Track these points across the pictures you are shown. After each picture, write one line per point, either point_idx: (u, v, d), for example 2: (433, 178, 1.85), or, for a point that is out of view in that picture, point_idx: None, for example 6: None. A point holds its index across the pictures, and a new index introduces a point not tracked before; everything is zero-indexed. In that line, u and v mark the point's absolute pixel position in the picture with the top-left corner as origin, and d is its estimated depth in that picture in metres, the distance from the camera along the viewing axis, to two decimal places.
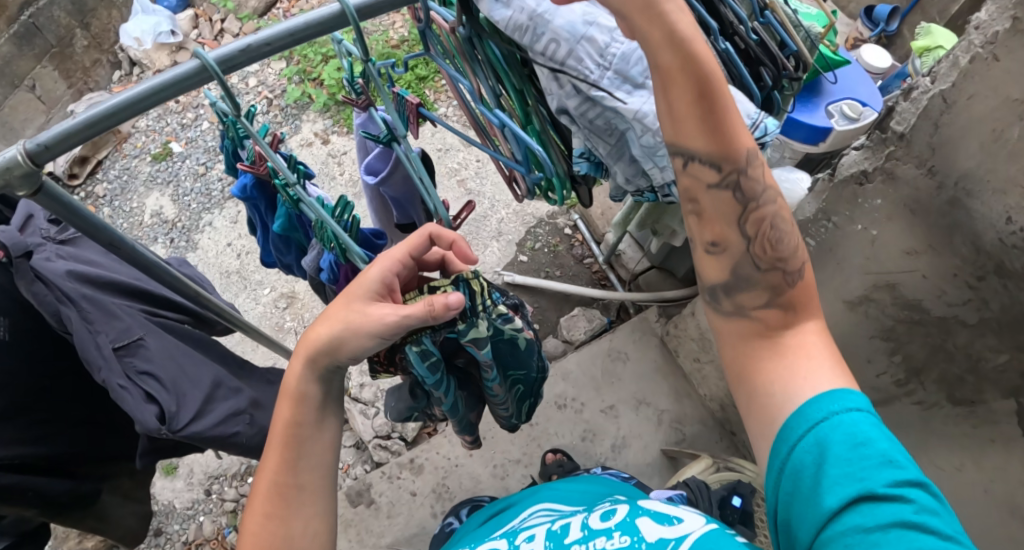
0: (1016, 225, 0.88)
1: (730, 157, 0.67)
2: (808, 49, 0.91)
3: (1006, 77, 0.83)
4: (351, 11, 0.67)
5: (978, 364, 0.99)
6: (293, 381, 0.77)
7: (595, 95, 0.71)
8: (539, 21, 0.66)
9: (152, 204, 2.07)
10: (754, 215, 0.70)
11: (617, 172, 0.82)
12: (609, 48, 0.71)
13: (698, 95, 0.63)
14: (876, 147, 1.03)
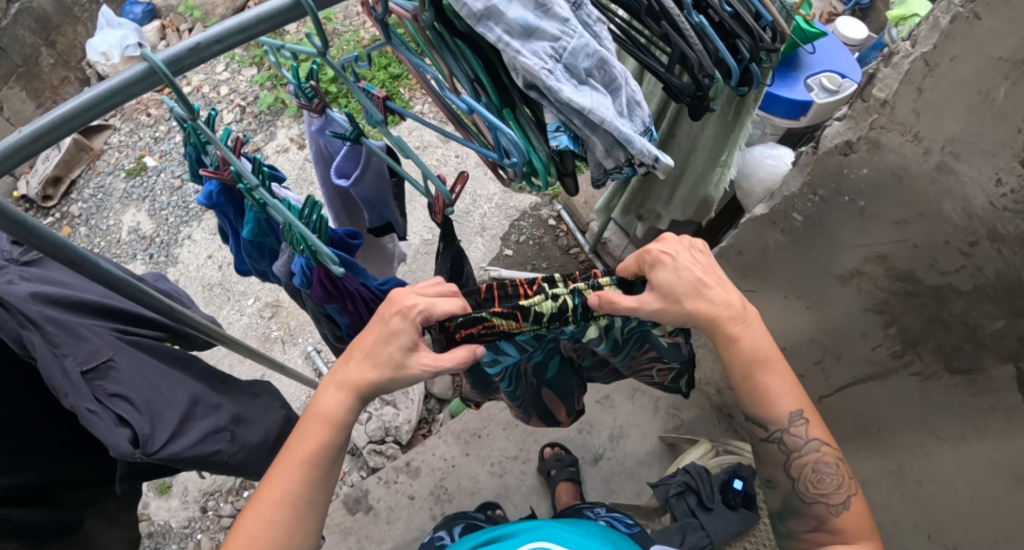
0: (1006, 187, 0.85)
1: (776, 421, 0.86)
2: (783, 17, 0.89)
3: (990, 37, 0.80)
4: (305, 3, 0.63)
5: (975, 332, 0.96)
6: (334, 403, 0.72)
7: (549, 88, 0.63)
8: (494, 12, 0.62)
9: (129, 220, 2.04)
10: (798, 462, 0.89)
11: (596, 143, 0.68)
12: (561, 41, 0.65)
13: (745, 376, 0.83)
14: (858, 116, 0.99)
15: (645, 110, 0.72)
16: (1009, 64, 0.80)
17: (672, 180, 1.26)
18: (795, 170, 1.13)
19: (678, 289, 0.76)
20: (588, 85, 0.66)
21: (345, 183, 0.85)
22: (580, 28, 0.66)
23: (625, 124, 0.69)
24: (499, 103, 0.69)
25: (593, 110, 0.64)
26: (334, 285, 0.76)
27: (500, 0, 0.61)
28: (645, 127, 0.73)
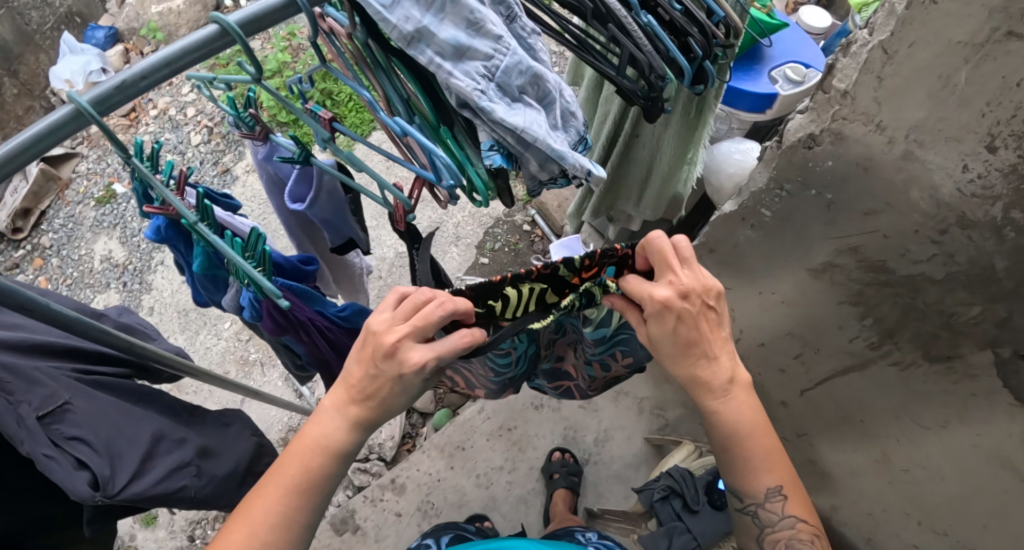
0: (972, 173, 0.84)
1: (751, 494, 0.89)
2: (736, 13, 0.86)
3: (948, 20, 0.77)
4: (232, 28, 0.59)
5: (951, 319, 0.95)
6: (327, 433, 0.75)
7: (482, 108, 0.63)
8: (425, 33, 0.60)
9: (101, 249, 2.01)
10: (770, 537, 0.90)
11: (529, 159, 0.68)
12: (494, 60, 0.64)
13: (724, 448, 0.88)
14: (820, 109, 0.95)
15: (580, 121, 0.74)
16: (968, 47, 0.77)
17: (641, 182, 1.25)
18: (760, 165, 1.08)
19: (667, 340, 0.80)
20: (520, 103, 0.66)
21: (300, 208, 0.80)
22: (514, 44, 0.65)
23: (556, 138, 0.70)
24: (435, 121, 0.68)
25: (526, 129, 0.64)
26: (283, 317, 0.74)
27: (431, 22, 0.61)
28: (579, 137, 0.75)
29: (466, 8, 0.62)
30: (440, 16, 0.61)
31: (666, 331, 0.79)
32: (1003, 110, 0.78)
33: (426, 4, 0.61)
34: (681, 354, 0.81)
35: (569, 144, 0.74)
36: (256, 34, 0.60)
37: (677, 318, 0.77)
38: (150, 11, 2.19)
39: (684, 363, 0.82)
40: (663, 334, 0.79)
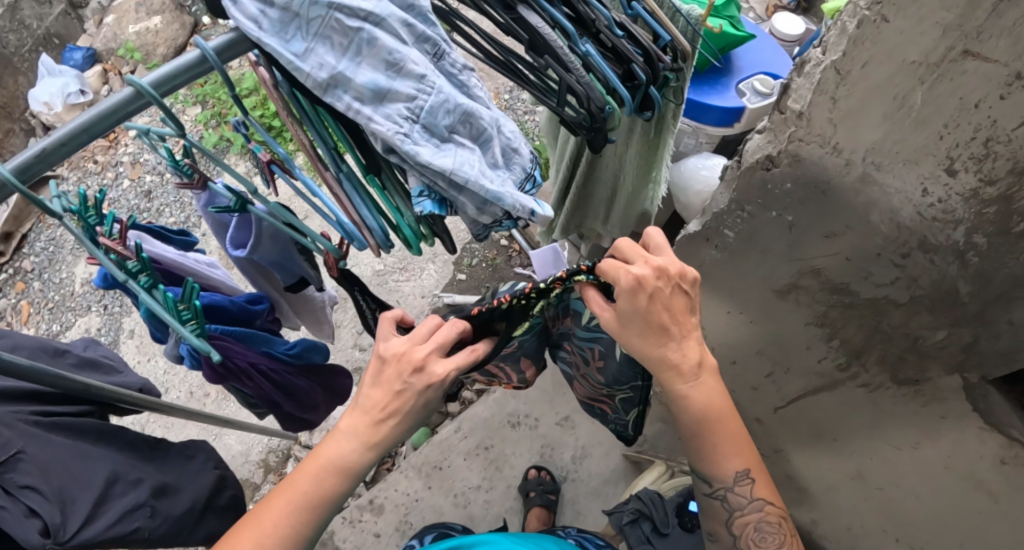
0: (932, 197, 0.80)
1: (720, 479, 0.88)
2: (682, 35, 0.83)
3: (900, 39, 0.73)
4: (147, 90, 0.56)
5: (918, 343, 0.91)
6: (344, 452, 0.75)
7: (405, 152, 0.60)
8: (341, 79, 0.59)
9: (82, 271, 2.03)
10: (740, 520, 0.89)
11: (465, 203, 0.64)
12: (418, 100, 0.61)
13: (694, 432, 0.86)
14: (777, 128, 0.91)
15: (524, 157, 0.70)
16: (923, 67, 0.73)
17: (607, 200, 1.24)
18: (721, 186, 1.04)
19: (635, 322, 0.80)
20: (451, 143, 0.63)
21: (242, 253, 0.79)
22: (440, 81, 0.62)
23: (495, 177, 0.67)
24: (364, 166, 0.67)
25: (455, 170, 0.61)
26: (224, 365, 0.73)
27: (347, 67, 0.59)
28: (526, 174, 0.71)
29: (383, 50, 0.59)
30: (357, 60, 0.59)
31: (640, 309, 0.79)
32: (961, 132, 0.73)
33: (341, 50, 0.58)
34: (657, 336, 0.81)
35: (514, 182, 0.70)
36: (174, 93, 0.58)
37: (647, 297, 0.78)
38: (128, 32, 2.20)
39: (659, 345, 0.81)
40: (634, 313, 0.79)
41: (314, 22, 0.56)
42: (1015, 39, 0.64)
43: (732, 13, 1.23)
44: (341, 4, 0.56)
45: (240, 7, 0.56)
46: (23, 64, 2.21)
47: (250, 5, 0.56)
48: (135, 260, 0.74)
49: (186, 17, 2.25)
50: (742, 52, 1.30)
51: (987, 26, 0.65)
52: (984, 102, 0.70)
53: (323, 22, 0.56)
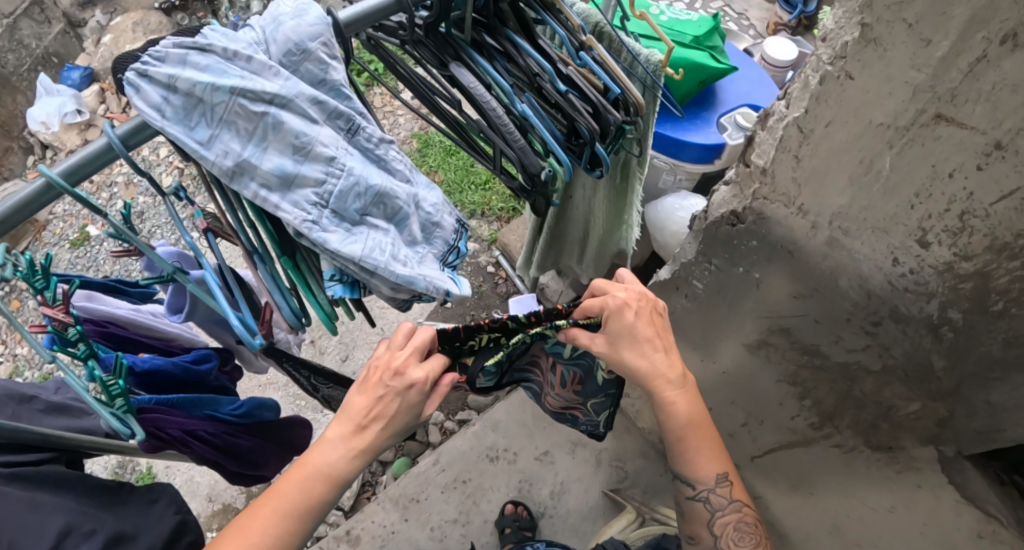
0: (903, 267, 0.75)
1: (701, 480, 0.84)
2: (634, 88, 0.78)
3: (866, 98, 0.67)
4: (58, 181, 0.55)
5: (889, 412, 0.87)
6: (332, 459, 0.67)
7: (314, 240, 0.58)
8: (247, 167, 0.57)
9: None
10: (720, 521, 0.85)
11: (377, 286, 0.62)
12: (327, 184, 0.59)
13: (678, 437, 0.83)
14: (742, 183, 0.87)
15: (445, 231, 0.69)
16: (891, 130, 0.67)
17: (581, 239, 1.22)
18: (689, 235, 1.01)
19: (619, 343, 0.78)
20: (363, 226, 0.61)
21: (179, 318, 0.78)
22: (351, 163, 0.60)
23: (411, 256, 0.65)
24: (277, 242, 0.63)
25: (364, 257, 0.59)
26: (156, 433, 0.73)
27: (252, 154, 0.57)
28: (449, 246, 0.70)
29: (290, 133, 0.57)
30: (262, 145, 0.57)
31: (629, 325, 0.78)
32: (933, 203, 0.68)
33: (246, 135, 0.57)
34: (647, 346, 0.79)
35: (436, 255, 0.69)
36: (86, 181, 0.57)
37: (634, 315, 0.78)
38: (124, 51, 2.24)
39: (644, 355, 0.79)
40: (624, 331, 0.78)
41: (218, 108, 0.55)
42: (993, 106, 0.58)
43: (714, 43, 1.17)
44: (245, 90, 0.55)
45: (142, 95, 0.54)
46: (21, 84, 2.26)
47: (152, 93, 0.54)
48: (75, 326, 0.72)
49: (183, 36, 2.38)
50: (726, 83, 1.26)
51: (962, 89, 0.59)
52: (959, 171, 0.64)
53: (226, 107, 0.55)
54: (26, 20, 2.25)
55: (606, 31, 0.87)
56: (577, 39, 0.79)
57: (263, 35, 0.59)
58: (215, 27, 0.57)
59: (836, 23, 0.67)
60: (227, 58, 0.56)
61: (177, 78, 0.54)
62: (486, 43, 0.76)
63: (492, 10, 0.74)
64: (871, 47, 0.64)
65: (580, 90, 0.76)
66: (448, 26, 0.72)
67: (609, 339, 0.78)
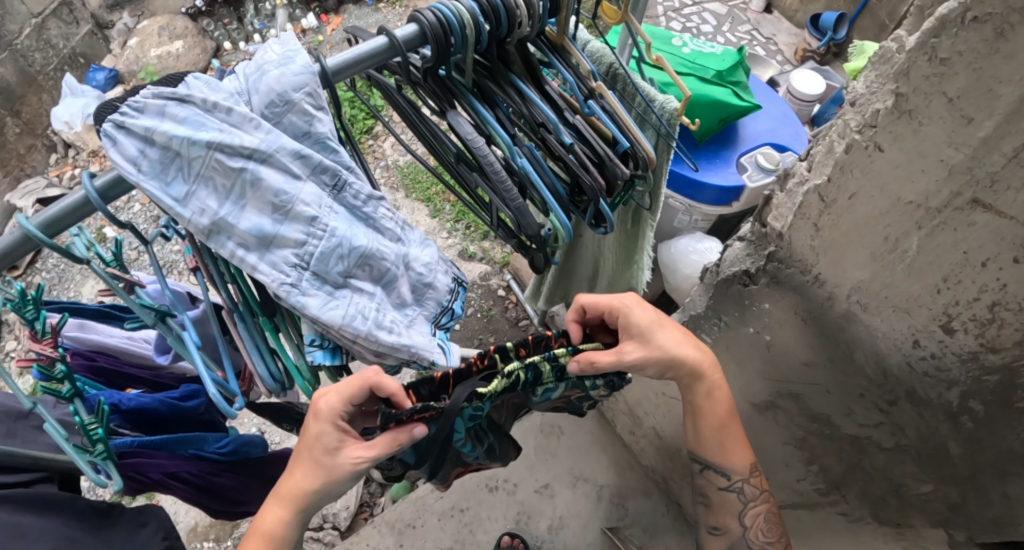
0: (924, 350, 0.74)
1: (735, 469, 0.82)
2: (645, 141, 0.74)
3: (896, 172, 0.63)
4: (35, 231, 0.54)
5: (901, 489, 0.85)
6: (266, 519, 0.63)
7: (291, 304, 0.61)
8: (223, 225, 0.58)
9: (89, 291, 2.06)
10: (750, 510, 0.84)
11: (359, 351, 0.66)
12: (307, 245, 0.61)
13: (720, 427, 0.81)
14: (757, 243, 0.84)
15: (438, 292, 0.73)
16: (922, 210, 0.63)
17: (590, 278, 1.18)
18: (699, 287, 0.97)
19: (647, 341, 0.74)
20: (345, 289, 0.64)
21: (167, 360, 0.83)
22: (331, 223, 0.62)
23: (399, 319, 0.69)
24: (258, 305, 0.68)
25: (346, 324, 0.63)
26: (135, 477, 0.75)
27: (229, 212, 0.58)
28: (443, 307, 0.74)
29: (268, 192, 0.59)
30: (240, 203, 0.58)
31: (648, 320, 0.75)
32: (963, 289, 0.66)
33: (223, 192, 0.58)
34: (677, 335, 0.76)
35: (427, 316, 0.73)
36: (65, 232, 0.56)
37: (649, 309, 0.76)
38: (149, 56, 2.35)
39: (683, 343, 0.76)
40: (649, 323, 0.75)
41: (195, 163, 0.56)
42: None
43: (738, 79, 1.12)
44: (222, 144, 0.56)
45: (119, 147, 0.54)
46: (47, 83, 2.29)
47: (129, 146, 0.54)
48: (61, 363, 0.70)
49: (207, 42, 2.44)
50: (748, 121, 1.22)
51: (1004, 174, 0.56)
52: (993, 261, 0.61)
53: (203, 162, 0.56)
54: (54, 21, 2.28)
55: (620, 74, 0.83)
56: (586, 85, 0.75)
57: (246, 84, 0.60)
58: (198, 75, 0.58)
59: (867, 87, 0.62)
60: (207, 109, 0.57)
61: (154, 131, 0.54)
62: (490, 89, 0.72)
63: (495, 53, 0.71)
64: (904, 119, 0.60)
65: (586, 142, 0.73)
66: (448, 69, 0.69)
67: (639, 340, 0.74)
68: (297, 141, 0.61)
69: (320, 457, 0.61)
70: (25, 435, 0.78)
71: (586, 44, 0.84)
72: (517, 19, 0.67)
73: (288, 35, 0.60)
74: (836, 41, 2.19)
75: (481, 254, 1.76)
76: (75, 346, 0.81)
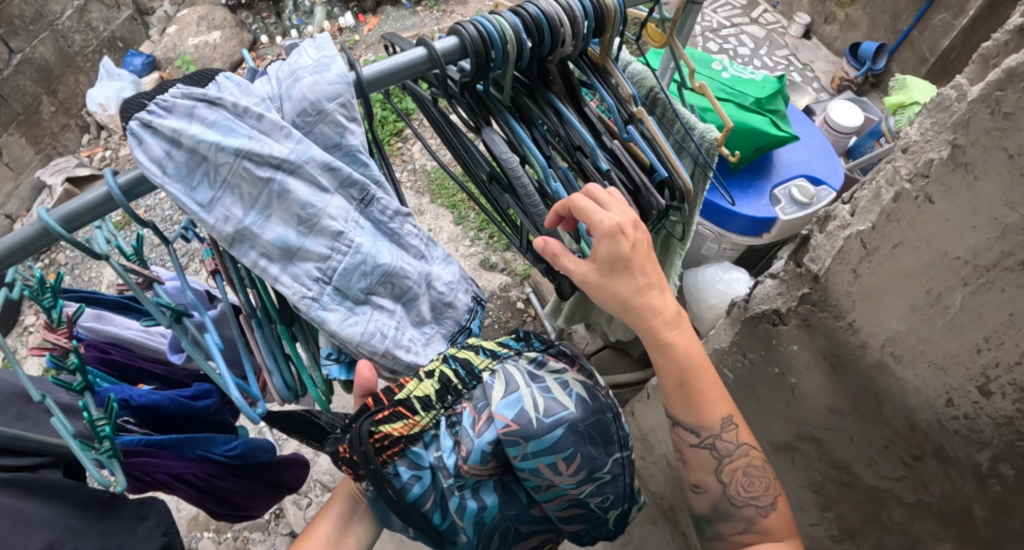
0: (957, 409, 0.71)
1: (707, 428, 0.71)
2: (683, 172, 0.73)
3: (945, 227, 0.63)
4: (54, 224, 0.53)
5: (918, 546, 0.82)
6: None
7: (312, 317, 0.60)
8: (246, 234, 0.57)
9: (111, 273, 2.07)
10: (728, 467, 0.74)
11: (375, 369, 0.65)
12: (331, 259, 0.61)
13: (683, 383, 0.69)
14: (790, 284, 0.83)
15: (457, 311, 0.72)
16: (968, 267, 0.63)
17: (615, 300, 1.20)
18: (725, 321, 0.98)
19: (613, 273, 0.63)
20: (366, 306, 0.63)
21: (179, 358, 0.79)
22: (356, 238, 0.61)
23: (416, 338, 0.68)
24: (278, 312, 0.67)
25: (363, 340, 0.62)
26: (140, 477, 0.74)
27: (254, 221, 0.57)
28: (460, 326, 0.73)
29: (295, 204, 0.58)
30: (266, 213, 0.58)
31: (615, 245, 0.61)
32: (1004, 351, 0.64)
33: (249, 201, 0.57)
34: (643, 275, 0.63)
35: (443, 334, 0.72)
36: (85, 227, 0.55)
37: (630, 246, 0.62)
38: (187, 44, 2.37)
39: (641, 288, 0.64)
40: (613, 250, 0.62)
41: (222, 169, 0.55)
42: None
43: (776, 108, 1.10)
44: (250, 152, 0.55)
45: (144, 147, 0.53)
46: (85, 64, 2.32)
47: (155, 146, 0.53)
48: (75, 354, 0.69)
49: (245, 34, 2.47)
50: (784, 151, 1.20)
51: None
52: None
53: (230, 168, 0.55)
54: (96, 4, 2.29)
55: (660, 98, 0.81)
56: (626, 110, 0.73)
57: (279, 90, 0.59)
58: (230, 76, 0.57)
59: (921, 135, 0.63)
60: (237, 114, 0.55)
61: (182, 133, 0.53)
62: (527, 107, 0.71)
63: (536, 71, 0.69)
64: (959, 171, 0.59)
65: (623, 168, 0.71)
66: (487, 85, 0.67)
67: (599, 263, 0.63)
68: (327, 152, 0.60)
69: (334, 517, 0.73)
70: (36, 418, 0.77)
71: (627, 66, 0.83)
72: (561, 37, 0.65)
73: (325, 39, 0.58)
74: (874, 72, 2.16)
75: (502, 265, 1.75)
76: (90, 337, 0.80)
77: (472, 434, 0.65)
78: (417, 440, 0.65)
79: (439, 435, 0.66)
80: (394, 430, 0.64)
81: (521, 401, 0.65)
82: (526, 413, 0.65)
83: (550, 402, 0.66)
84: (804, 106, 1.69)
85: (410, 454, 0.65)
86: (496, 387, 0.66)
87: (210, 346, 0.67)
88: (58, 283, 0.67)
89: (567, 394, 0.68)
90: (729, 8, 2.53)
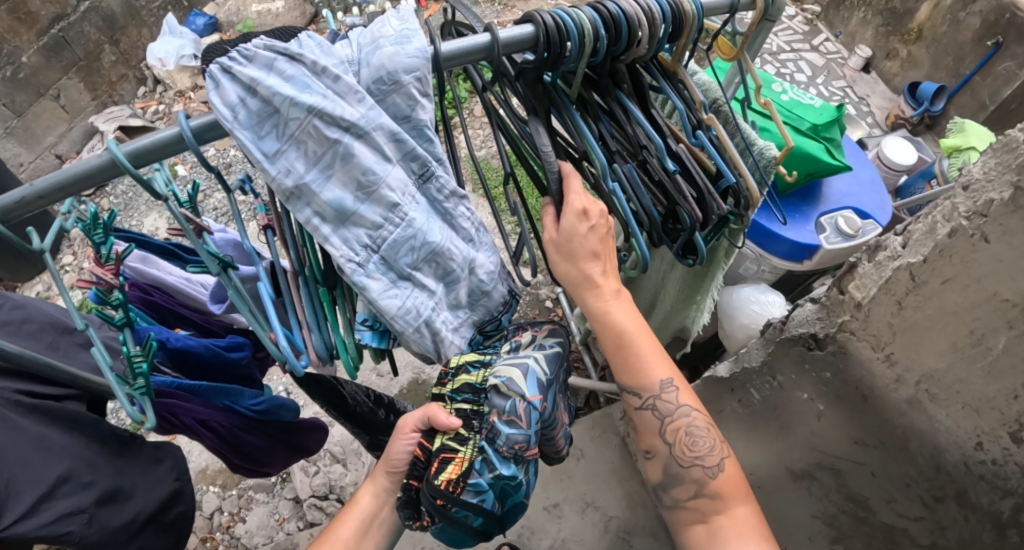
0: (987, 454, 0.70)
1: (646, 387, 0.75)
2: (750, 178, 0.72)
3: (998, 267, 0.62)
4: (121, 159, 0.54)
5: None
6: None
7: (353, 281, 0.61)
8: (305, 190, 0.59)
9: (150, 223, 2.13)
10: (670, 427, 0.77)
11: (404, 340, 0.65)
12: (382, 229, 0.62)
13: (618, 347, 0.73)
14: (830, 309, 0.84)
15: (491, 301, 0.72)
16: (1016, 310, 0.62)
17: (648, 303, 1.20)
18: (759, 341, 0.98)
19: (564, 247, 0.68)
20: (408, 281, 0.64)
21: (220, 308, 0.82)
22: (410, 212, 0.62)
23: (449, 320, 0.69)
24: (320, 273, 0.68)
25: (397, 315, 0.63)
26: (169, 419, 0.76)
27: (314, 179, 0.58)
28: (492, 316, 0.74)
29: (358, 168, 0.59)
30: (327, 173, 0.59)
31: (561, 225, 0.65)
32: None
33: (313, 158, 0.58)
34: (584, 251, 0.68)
35: (473, 321, 0.73)
36: (150, 165, 0.56)
37: (587, 230, 0.66)
38: (250, 11, 2.44)
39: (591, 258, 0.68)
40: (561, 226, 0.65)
41: (291, 124, 0.56)
42: None
43: (833, 135, 1.08)
44: (322, 111, 0.56)
45: (220, 91, 0.54)
46: (149, 19, 2.38)
47: (231, 92, 0.54)
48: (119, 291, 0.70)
49: (307, 7, 2.53)
50: (834, 181, 1.18)
51: None
52: None
53: (300, 124, 0.56)
54: None
55: (724, 110, 0.81)
56: (695, 116, 0.73)
57: (359, 54, 0.59)
58: (313, 35, 0.57)
59: (984, 173, 0.62)
60: (314, 72, 0.56)
61: (259, 83, 0.54)
62: (594, 104, 0.72)
63: (607, 69, 0.69)
64: (1019, 214, 0.59)
65: (688, 173, 0.71)
66: (555, 78, 0.68)
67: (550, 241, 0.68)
68: (396, 122, 0.62)
69: (355, 513, 0.78)
70: (67, 351, 0.78)
71: (693, 76, 0.83)
72: (637, 37, 0.66)
73: (408, 11, 0.59)
74: (931, 113, 2.12)
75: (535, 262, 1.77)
76: (135, 277, 0.82)
77: (522, 429, 0.70)
78: (471, 472, 0.69)
79: (488, 458, 0.69)
80: (451, 473, 0.68)
81: (537, 375, 0.72)
82: (538, 379, 0.73)
83: (548, 357, 0.75)
84: (856, 140, 1.67)
85: (474, 489, 0.68)
86: (510, 382, 0.70)
87: (268, 300, 0.67)
88: (110, 220, 0.68)
89: (547, 349, 0.76)
90: (790, 34, 2.53)
